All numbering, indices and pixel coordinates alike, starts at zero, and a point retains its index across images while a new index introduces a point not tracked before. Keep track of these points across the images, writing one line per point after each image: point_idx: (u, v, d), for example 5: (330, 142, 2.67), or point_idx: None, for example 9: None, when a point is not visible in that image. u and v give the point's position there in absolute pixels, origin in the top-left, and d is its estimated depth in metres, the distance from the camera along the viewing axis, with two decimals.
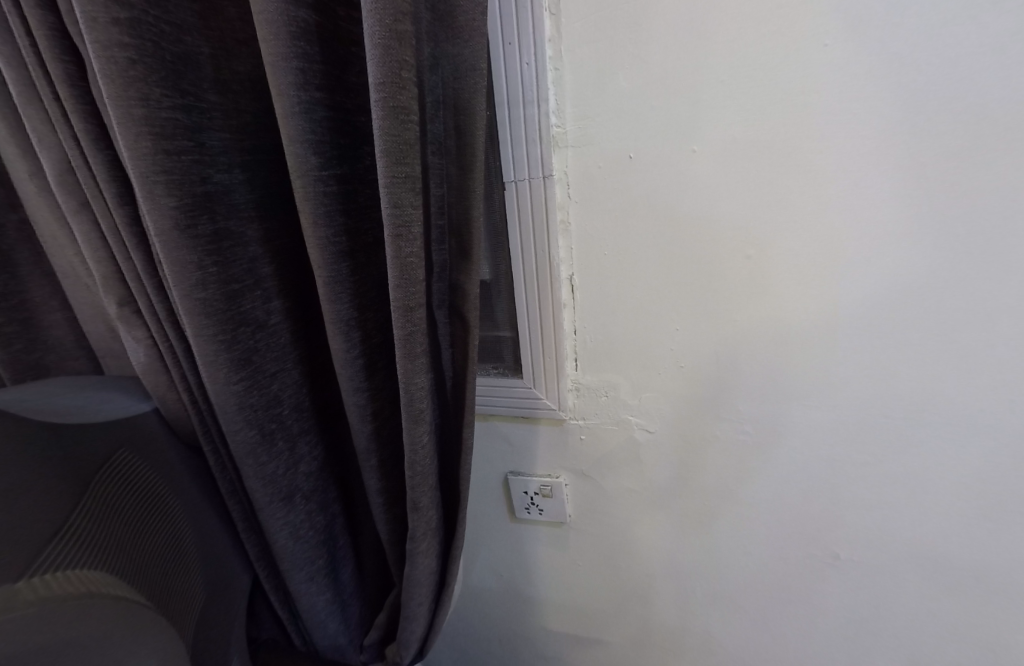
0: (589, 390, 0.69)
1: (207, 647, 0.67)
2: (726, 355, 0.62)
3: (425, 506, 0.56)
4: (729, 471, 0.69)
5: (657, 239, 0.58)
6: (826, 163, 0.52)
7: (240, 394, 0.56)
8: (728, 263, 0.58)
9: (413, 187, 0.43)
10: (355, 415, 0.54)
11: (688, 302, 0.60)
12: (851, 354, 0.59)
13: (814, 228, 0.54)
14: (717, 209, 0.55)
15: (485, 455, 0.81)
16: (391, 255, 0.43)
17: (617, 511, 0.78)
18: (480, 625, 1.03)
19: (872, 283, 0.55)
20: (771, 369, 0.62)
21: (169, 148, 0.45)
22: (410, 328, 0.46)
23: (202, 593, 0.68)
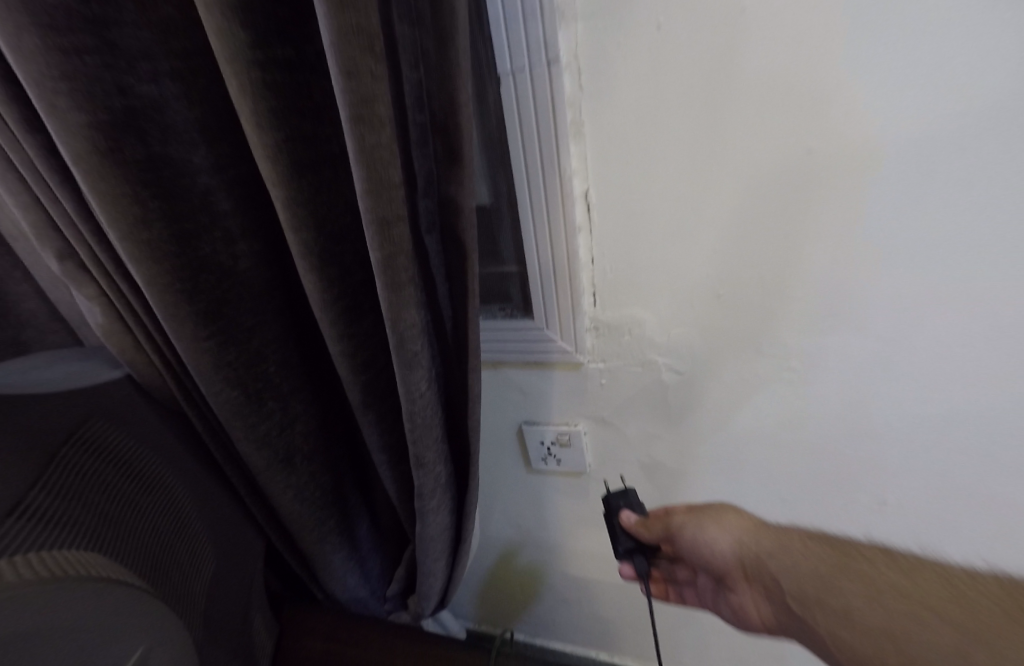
0: (610, 329, 0.61)
1: (224, 614, 0.64)
2: (773, 276, 0.53)
3: (431, 462, 0.51)
4: (768, 410, 0.62)
5: (693, 136, 0.48)
6: (912, 18, 0.41)
7: (214, 352, 0.49)
8: (779, 163, 0.48)
9: (372, 49, 0.33)
10: (341, 363, 0.48)
11: (729, 214, 0.51)
12: (925, 268, 0.49)
13: (892, 108, 0.44)
14: (769, 90, 0.45)
15: (498, 406, 0.74)
16: (355, 147, 0.35)
17: (643, 458, 0.73)
18: (504, 576, 1.01)
19: (958, 176, 0.45)
20: (824, 291, 0.53)
21: (65, 45, 0.36)
22: (390, 248, 0.38)
23: (215, 560, 0.65)
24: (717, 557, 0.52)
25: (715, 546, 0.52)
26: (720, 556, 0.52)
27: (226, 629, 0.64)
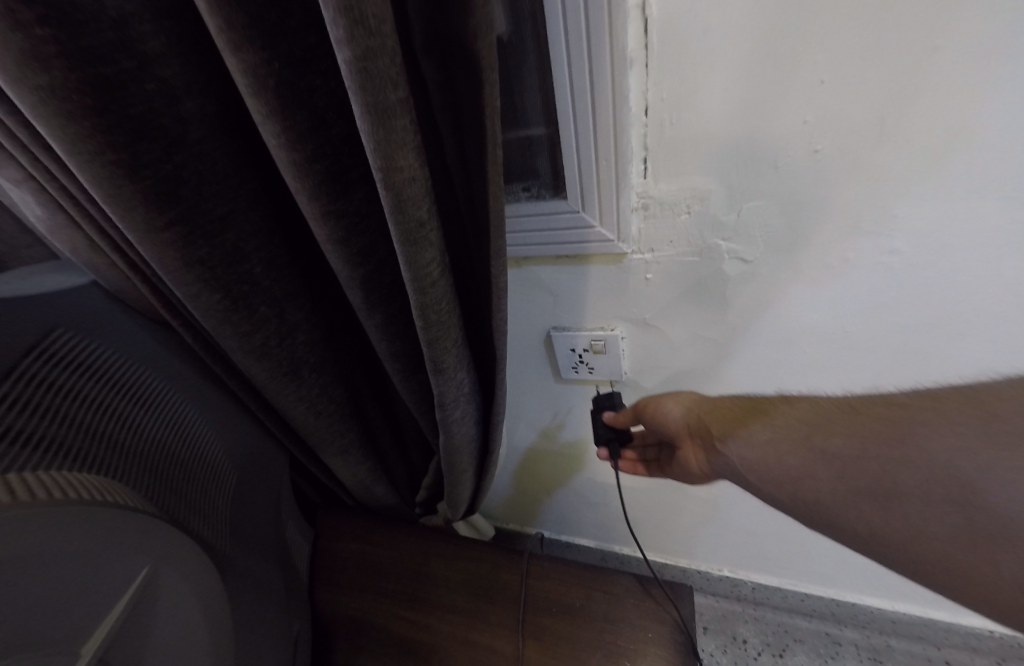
0: (663, 208, 0.50)
1: (254, 529, 0.61)
2: (888, 116, 0.42)
3: (451, 366, 0.43)
4: (843, 299, 0.53)
5: None
6: None
7: (179, 247, 0.40)
8: None
9: None
10: (333, 251, 0.38)
11: (841, 26, 0.39)
12: None
13: None
14: None
15: (523, 309, 0.65)
16: None
17: (690, 364, 0.64)
18: (534, 482, 0.99)
19: None
20: (951, 130, 0.41)
21: None
22: (368, 47, 0.27)
23: (235, 474, 0.61)
24: (667, 423, 0.58)
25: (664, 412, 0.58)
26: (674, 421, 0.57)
27: (259, 543, 0.61)
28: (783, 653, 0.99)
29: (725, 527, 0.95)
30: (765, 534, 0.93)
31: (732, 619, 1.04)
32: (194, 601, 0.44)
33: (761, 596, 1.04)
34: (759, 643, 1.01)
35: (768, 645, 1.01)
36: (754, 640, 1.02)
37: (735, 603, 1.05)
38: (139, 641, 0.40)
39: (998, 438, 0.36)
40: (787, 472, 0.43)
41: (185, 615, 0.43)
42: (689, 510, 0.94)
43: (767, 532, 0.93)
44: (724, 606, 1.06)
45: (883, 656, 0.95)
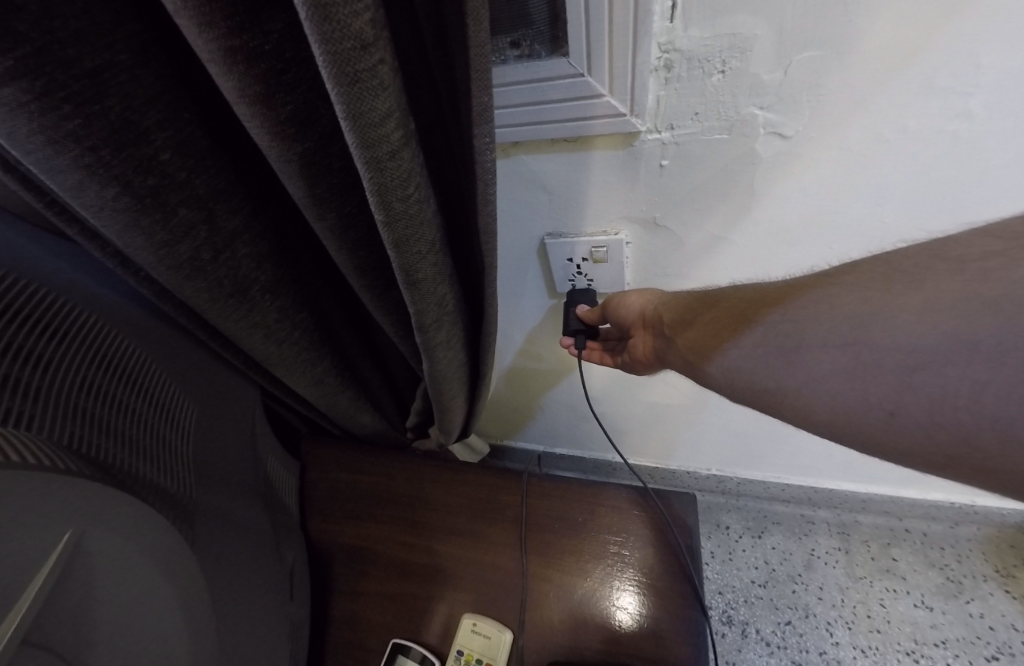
0: (688, 63, 0.39)
1: (229, 469, 0.54)
2: None
3: (428, 275, 0.34)
4: (892, 176, 0.45)
5: None
6: None
7: (36, 115, 0.28)
8: None
9: None
10: (253, 116, 0.27)
11: None
12: None
13: None
14: None
15: (511, 211, 0.55)
16: None
17: (704, 266, 0.56)
18: (523, 399, 0.95)
19: None
20: None
21: None
22: None
23: (195, 413, 0.53)
24: (626, 319, 0.55)
25: (625, 304, 0.55)
26: (631, 316, 0.55)
27: (237, 483, 0.54)
28: (762, 534, 1.06)
29: (718, 437, 0.93)
30: (760, 442, 0.91)
31: (716, 509, 1.11)
32: (146, 559, 0.36)
33: (745, 487, 1.04)
34: (741, 527, 1.08)
35: (748, 528, 1.07)
36: (736, 525, 1.09)
37: (719, 496, 1.10)
38: (81, 604, 0.33)
39: (918, 286, 0.33)
40: (731, 355, 0.42)
41: (139, 575, 0.35)
42: (674, 414, 0.89)
43: (763, 441, 0.91)
44: (710, 499, 1.11)
45: (850, 529, 1.03)
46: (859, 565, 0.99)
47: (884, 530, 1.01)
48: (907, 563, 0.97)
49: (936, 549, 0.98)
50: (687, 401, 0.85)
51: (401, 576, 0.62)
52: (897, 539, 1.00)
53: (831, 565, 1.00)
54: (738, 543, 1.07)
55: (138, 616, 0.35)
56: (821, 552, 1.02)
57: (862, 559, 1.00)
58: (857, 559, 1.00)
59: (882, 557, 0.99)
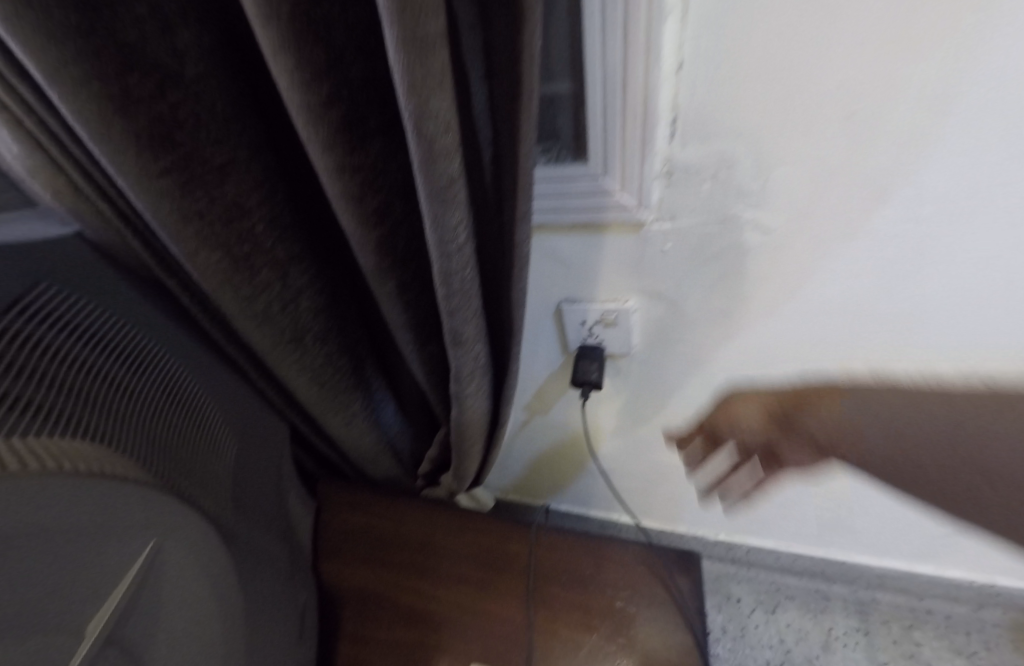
0: (686, 175, 0.48)
1: (261, 502, 0.59)
2: (924, 94, 0.39)
3: (471, 336, 0.41)
4: (868, 274, 0.52)
5: None
6: None
7: (176, 195, 0.37)
8: None
9: None
10: (345, 208, 0.35)
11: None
12: None
13: None
14: None
15: (535, 281, 0.63)
16: None
17: (711, 336, 0.63)
18: (536, 454, 0.99)
19: None
20: (988, 116, 0.40)
21: None
22: None
23: (235, 443, 0.58)
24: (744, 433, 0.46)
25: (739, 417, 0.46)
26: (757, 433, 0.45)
27: (266, 514, 0.60)
28: (774, 609, 1.05)
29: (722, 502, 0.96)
30: (764, 508, 0.95)
31: (727, 580, 1.10)
32: (202, 576, 0.42)
33: (755, 557, 1.05)
34: (752, 600, 1.07)
35: (760, 602, 1.07)
36: (746, 597, 1.08)
37: (729, 565, 1.10)
38: (148, 612, 0.38)
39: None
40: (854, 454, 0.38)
41: (195, 588, 0.41)
42: (678, 475, 0.93)
43: (769, 508, 0.94)
44: (720, 569, 1.10)
45: (868, 608, 1.02)
46: (881, 649, 0.98)
47: (905, 611, 1.00)
48: (931, 648, 0.97)
49: (961, 635, 0.97)
50: (695, 468, 0.89)
51: (405, 622, 0.65)
52: (919, 621, 0.99)
53: (850, 648, 0.99)
54: (750, 618, 1.06)
55: (188, 632, 0.40)
56: (839, 633, 1.01)
57: (885, 642, 0.99)
58: (878, 642, 0.99)
59: (903, 639, 0.98)
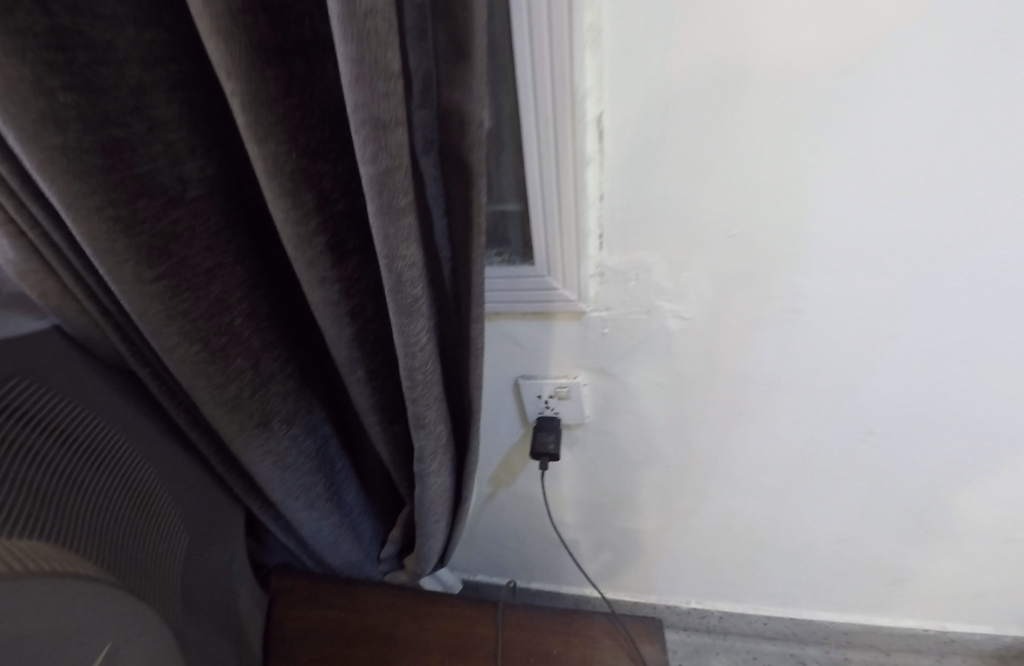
0: (616, 275, 0.57)
1: (206, 595, 0.59)
2: (790, 221, 0.50)
3: (433, 421, 0.45)
4: (778, 354, 0.61)
5: (711, 59, 0.42)
6: None
7: (166, 299, 0.42)
8: (797, 123, 0.45)
9: None
10: (324, 311, 0.41)
11: (746, 154, 0.47)
12: (936, 216, 0.48)
13: (917, 50, 0.40)
14: (792, 32, 0.41)
15: (492, 360, 0.69)
16: (340, 25, 0.27)
17: (656, 406, 0.70)
18: (500, 528, 1.00)
19: (986, 120, 0.43)
20: (838, 237, 0.51)
21: None
22: (386, 164, 0.31)
23: (185, 534, 0.58)
24: None
25: None
26: None
27: (210, 608, 0.59)
28: None
29: (681, 565, 0.99)
30: (726, 572, 0.98)
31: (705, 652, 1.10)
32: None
33: (728, 623, 1.07)
34: None
35: None
36: None
37: (705, 636, 1.10)
38: None
39: None
40: None
41: None
42: (640, 544, 0.96)
43: (732, 572, 0.98)
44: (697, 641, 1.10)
45: None
46: None
47: None
48: None
49: None
50: (655, 535, 0.93)
51: None
52: None
53: None
54: None
55: None
56: None
57: None
58: None
59: None
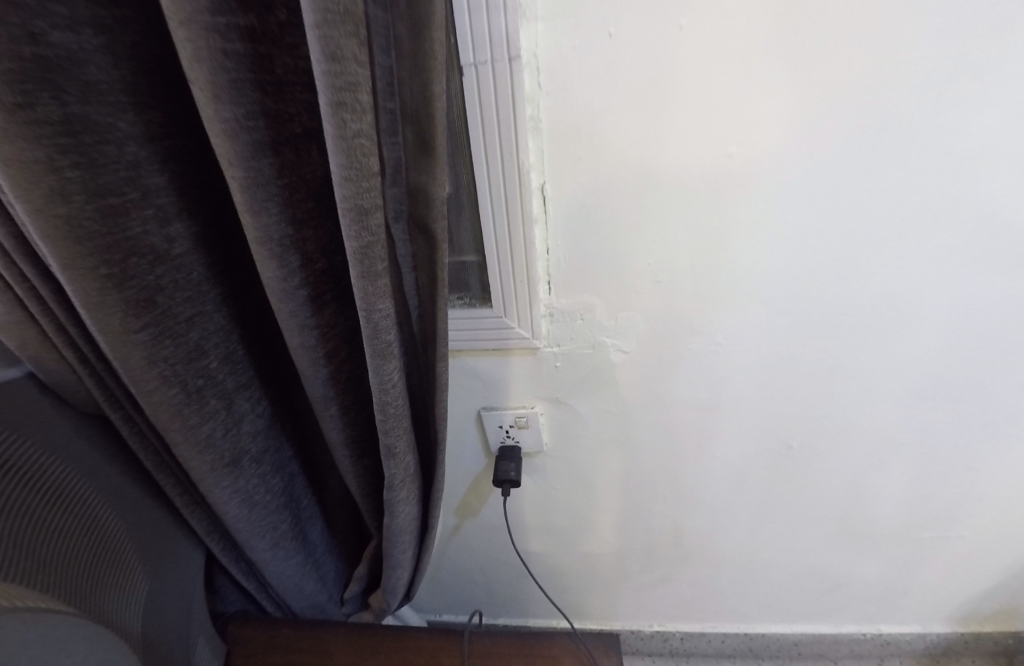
0: (564, 316, 0.64)
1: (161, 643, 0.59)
2: (706, 270, 0.59)
3: (402, 451, 0.50)
4: (709, 382, 0.69)
5: (631, 143, 0.52)
6: (833, 43, 0.48)
7: (147, 347, 0.45)
8: (703, 192, 0.55)
9: (355, 33, 0.33)
10: (303, 354, 0.45)
11: (666, 216, 0.56)
12: (819, 262, 0.59)
13: (785, 138, 0.52)
14: (691, 123, 0.51)
15: (455, 393, 0.74)
16: (332, 134, 0.34)
17: (606, 432, 0.76)
18: (464, 560, 1.03)
19: (844, 189, 0.54)
20: (747, 283, 0.60)
21: None
22: (367, 240, 0.37)
23: (143, 580, 0.59)
24: None
25: None
26: None
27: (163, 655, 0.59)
28: None
29: (640, 587, 1.03)
30: (682, 591, 1.03)
31: None
32: None
33: (689, 644, 1.11)
34: None
35: None
36: None
37: (669, 658, 1.14)
38: None
39: None
40: None
41: None
42: (601, 568, 1.00)
43: (687, 590, 1.03)
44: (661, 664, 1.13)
45: None
46: None
47: None
48: None
49: None
50: (614, 557, 0.98)
51: None
52: None
53: None
54: None
55: None
56: None
57: None
58: None
59: None
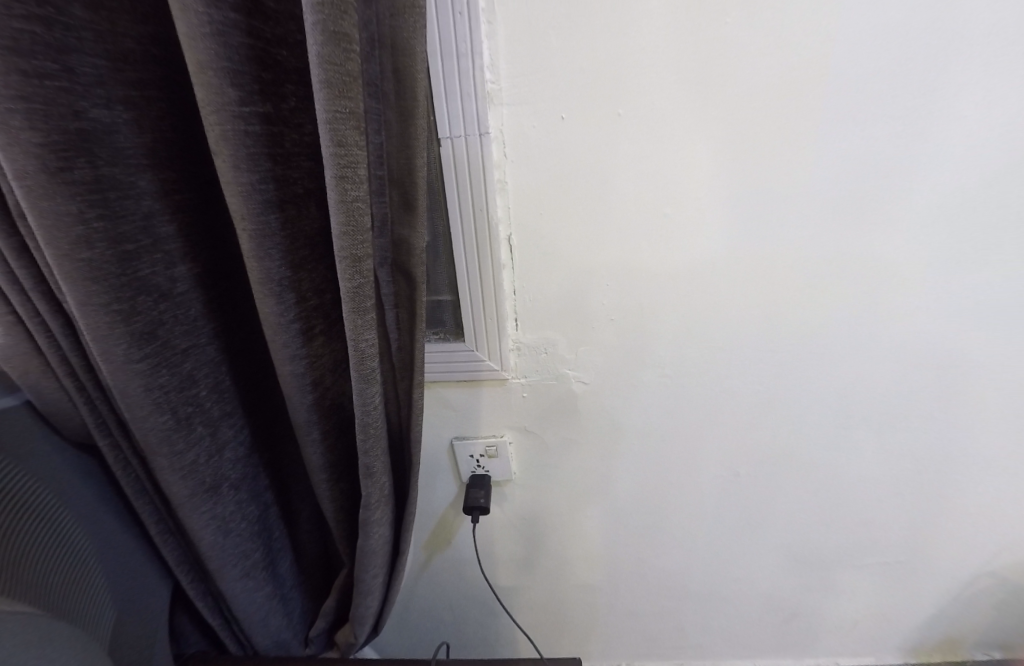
0: (530, 350, 0.70)
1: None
2: (653, 311, 0.67)
3: (379, 472, 0.54)
4: (662, 413, 0.75)
5: (583, 203, 0.61)
6: (746, 128, 0.58)
7: (144, 376, 0.49)
8: (646, 244, 0.63)
9: (357, 124, 0.40)
10: (291, 382, 0.50)
11: (616, 264, 0.64)
12: (751, 304, 0.67)
13: (713, 201, 0.61)
14: (634, 187, 0.60)
15: (428, 424, 0.78)
16: (335, 198, 0.40)
17: (570, 462, 0.81)
18: (434, 594, 1.03)
19: (766, 243, 0.64)
20: (689, 323, 0.68)
21: (27, 94, 0.39)
22: (358, 280, 0.43)
23: (110, 606, 0.60)
24: None
25: None
26: None
27: None
28: None
29: (607, 620, 1.05)
30: (648, 624, 1.06)
31: None
32: None
33: None
34: None
35: None
36: None
37: None
38: None
39: None
40: None
41: None
42: (569, 600, 1.02)
43: (652, 622, 1.05)
44: None
45: None
46: None
47: None
48: None
49: None
50: (581, 589, 1.00)
51: None
52: None
53: None
54: None
55: None
56: None
57: None
58: None
59: None
